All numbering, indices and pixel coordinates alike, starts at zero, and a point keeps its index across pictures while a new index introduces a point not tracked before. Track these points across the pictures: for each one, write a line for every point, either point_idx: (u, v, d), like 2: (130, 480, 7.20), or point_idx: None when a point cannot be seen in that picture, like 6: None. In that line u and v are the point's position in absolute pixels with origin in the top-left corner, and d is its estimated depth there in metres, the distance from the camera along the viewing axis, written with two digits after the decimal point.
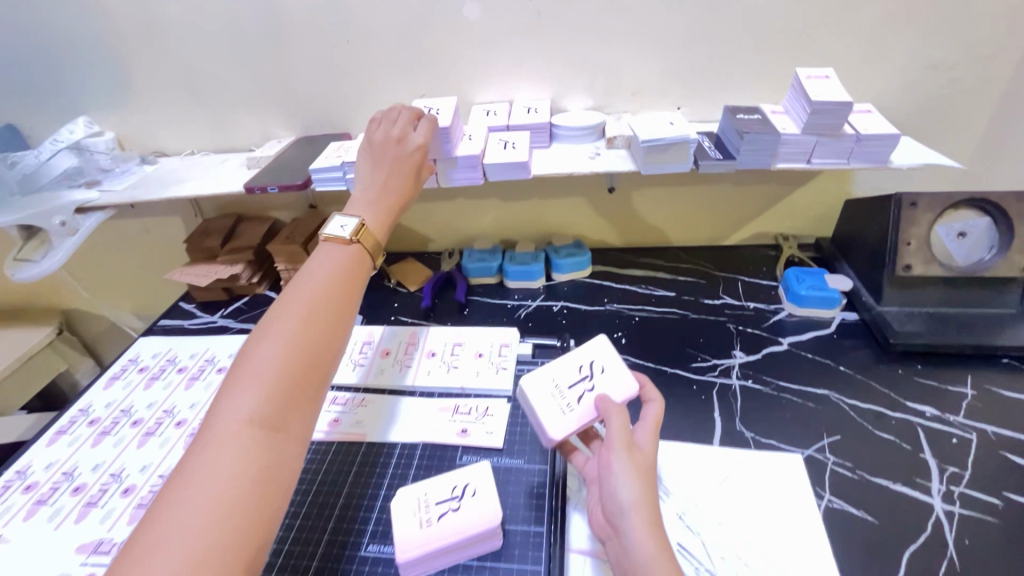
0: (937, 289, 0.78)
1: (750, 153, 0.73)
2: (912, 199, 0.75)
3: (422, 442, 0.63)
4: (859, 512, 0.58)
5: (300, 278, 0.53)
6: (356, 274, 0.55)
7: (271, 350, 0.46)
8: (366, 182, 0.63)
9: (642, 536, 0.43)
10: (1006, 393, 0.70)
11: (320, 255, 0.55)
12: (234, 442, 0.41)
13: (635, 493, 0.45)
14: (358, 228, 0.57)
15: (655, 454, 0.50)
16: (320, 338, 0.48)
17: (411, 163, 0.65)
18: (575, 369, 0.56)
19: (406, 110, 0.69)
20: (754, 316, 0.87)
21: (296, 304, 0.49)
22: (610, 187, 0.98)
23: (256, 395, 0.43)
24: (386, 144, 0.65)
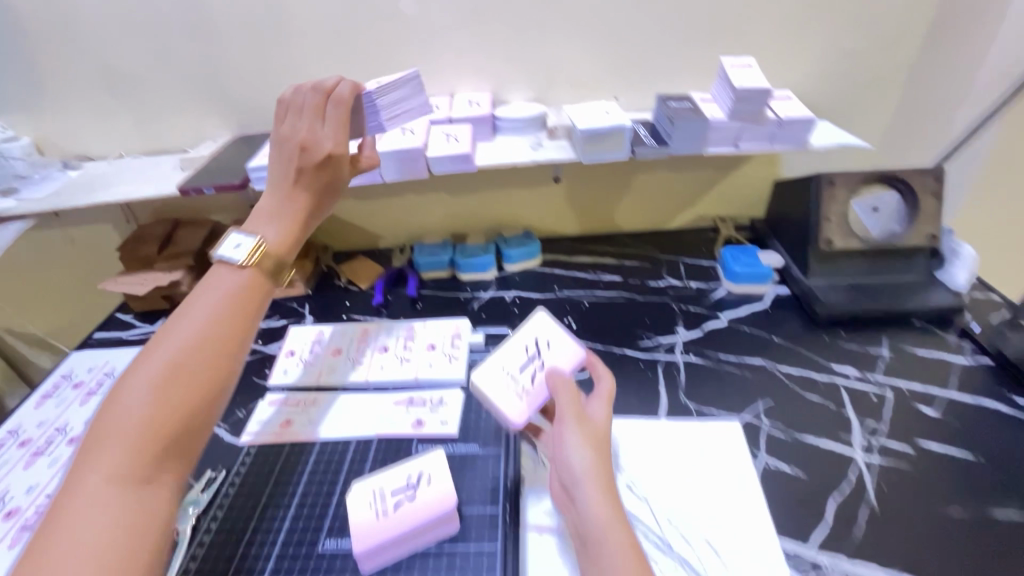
0: (857, 261, 0.84)
1: (682, 139, 0.77)
2: (830, 178, 0.82)
3: (378, 436, 0.64)
4: (793, 470, 0.62)
5: (179, 312, 0.51)
6: (251, 300, 0.53)
7: (138, 398, 0.45)
8: (271, 191, 0.60)
9: (597, 500, 0.45)
10: (917, 351, 0.77)
11: (205, 283, 0.54)
12: (99, 497, 0.41)
13: (589, 459, 0.48)
14: (250, 253, 0.54)
15: (609, 424, 0.52)
16: (199, 379, 0.48)
17: (320, 169, 0.59)
18: (522, 352, 0.58)
19: (314, 97, 0.61)
20: (696, 295, 0.91)
21: (170, 344, 0.49)
22: (556, 177, 1.01)
23: (124, 446, 0.43)
24: (292, 147, 0.59)
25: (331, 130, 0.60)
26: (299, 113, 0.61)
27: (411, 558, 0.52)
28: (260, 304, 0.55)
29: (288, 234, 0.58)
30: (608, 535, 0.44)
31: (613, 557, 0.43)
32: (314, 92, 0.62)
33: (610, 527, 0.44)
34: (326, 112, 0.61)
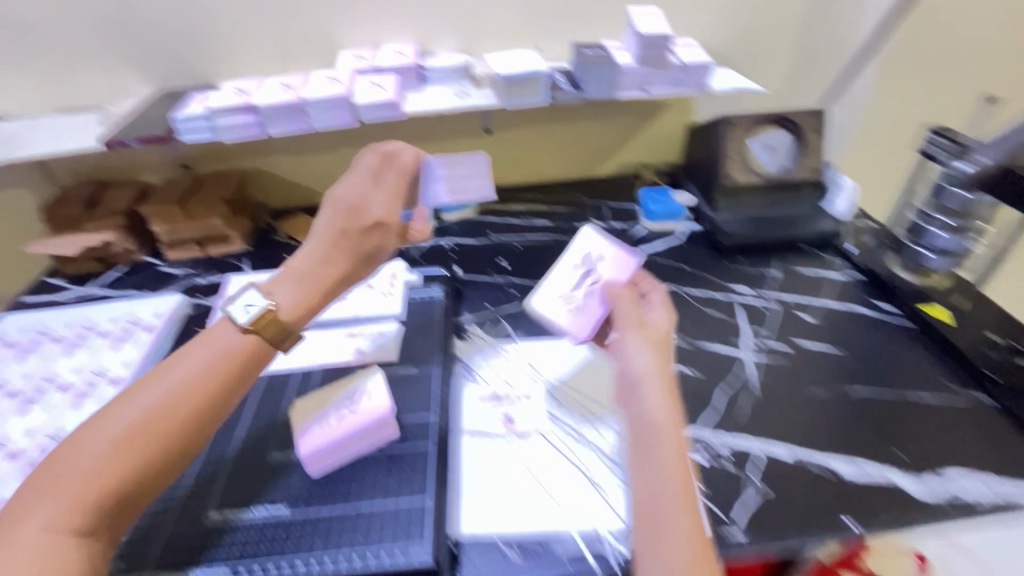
0: (755, 195, 0.94)
1: (596, 84, 0.84)
2: (731, 120, 0.91)
3: (320, 365, 0.68)
4: (692, 369, 0.72)
5: (175, 357, 0.50)
6: (240, 359, 0.50)
7: (94, 447, 0.44)
8: (308, 249, 0.56)
9: (656, 402, 0.51)
10: (801, 270, 0.88)
11: (209, 332, 0.52)
12: (28, 545, 0.40)
13: (651, 361, 0.53)
14: (259, 317, 0.51)
15: (666, 328, 0.58)
16: (158, 445, 0.45)
17: (358, 232, 0.57)
18: (574, 270, 0.67)
19: (374, 159, 0.62)
20: (617, 234, 0.99)
21: (146, 396, 0.46)
22: (487, 128, 1.05)
23: (65, 496, 0.42)
24: (342, 206, 0.58)
25: (387, 198, 0.60)
26: (360, 173, 0.61)
27: (354, 460, 0.57)
28: (255, 369, 0.51)
29: (304, 303, 0.53)
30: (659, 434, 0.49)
31: (664, 464, 0.47)
32: (372, 154, 0.63)
33: (669, 424, 0.49)
34: (382, 178, 0.62)
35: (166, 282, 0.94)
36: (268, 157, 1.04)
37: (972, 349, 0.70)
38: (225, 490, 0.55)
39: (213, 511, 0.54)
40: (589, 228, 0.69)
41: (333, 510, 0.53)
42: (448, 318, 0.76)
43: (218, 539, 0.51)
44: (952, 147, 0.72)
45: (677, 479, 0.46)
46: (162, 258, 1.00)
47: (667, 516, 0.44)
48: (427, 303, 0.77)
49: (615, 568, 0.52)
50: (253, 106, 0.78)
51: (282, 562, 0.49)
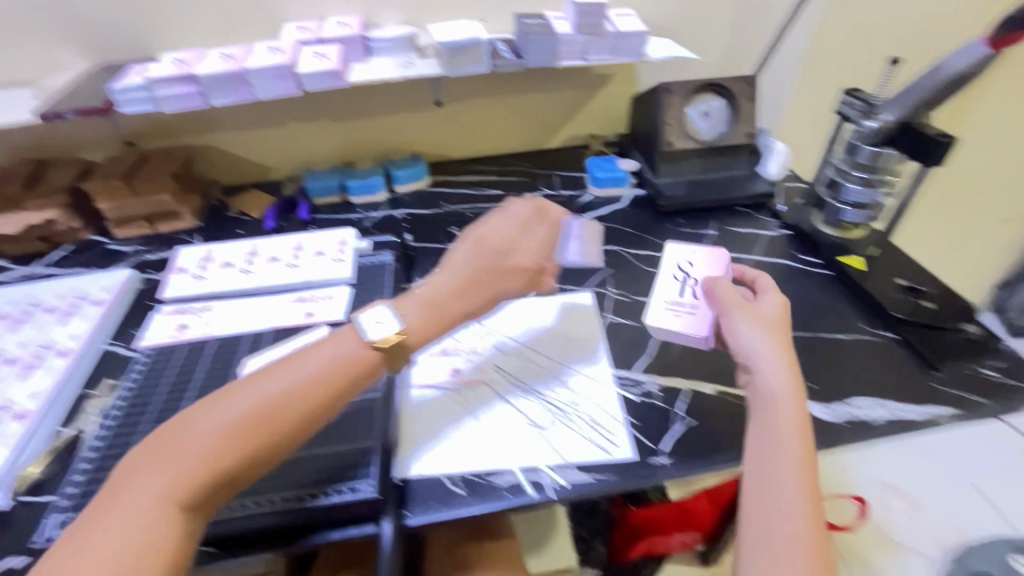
0: (692, 160, 0.99)
1: (536, 52, 0.86)
2: (668, 87, 0.95)
3: (270, 328, 0.70)
4: (629, 321, 0.76)
5: (306, 351, 0.53)
6: (360, 369, 0.53)
7: (209, 426, 0.47)
8: (442, 275, 0.60)
9: (776, 381, 0.56)
10: (735, 229, 0.93)
11: (336, 338, 0.55)
12: (143, 510, 0.43)
13: (775, 343, 0.59)
14: (385, 339, 0.54)
15: (778, 311, 0.62)
16: (264, 438, 0.48)
17: (501, 271, 0.62)
18: (673, 279, 0.72)
19: (530, 209, 0.68)
20: (566, 201, 1.03)
21: (262, 389, 0.49)
22: (437, 101, 1.07)
23: (174, 471, 0.45)
24: (490, 246, 0.63)
25: (532, 247, 0.65)
26: (511, 218, 0.66)
27: None
28: (362, 379, 0.53)
29: (427, 331, 0.57)
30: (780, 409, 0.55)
31: (776, 431, 0.54)
32: (531, 203, 0.69)
33: (789, 401, 0.55)
34: (532, 226, 0.67)
35: (114, 259, 0.94)
36: (215, 132, 1.03)
37: (880, 291, 0.76)
38: None
39: None
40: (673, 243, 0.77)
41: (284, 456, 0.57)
42: (398, 282, 0.78)
43: None
44: (861, 106, 0.76)
45: (795, 451, 0.52)
46: (110, 236, 0.99)
47: (776, 478, 0.51)
48: (377, 268, 0.80)
49: (550, 491, 0.57)
50: (193, 76, 0.78)
51: (239, 503, 0.54)
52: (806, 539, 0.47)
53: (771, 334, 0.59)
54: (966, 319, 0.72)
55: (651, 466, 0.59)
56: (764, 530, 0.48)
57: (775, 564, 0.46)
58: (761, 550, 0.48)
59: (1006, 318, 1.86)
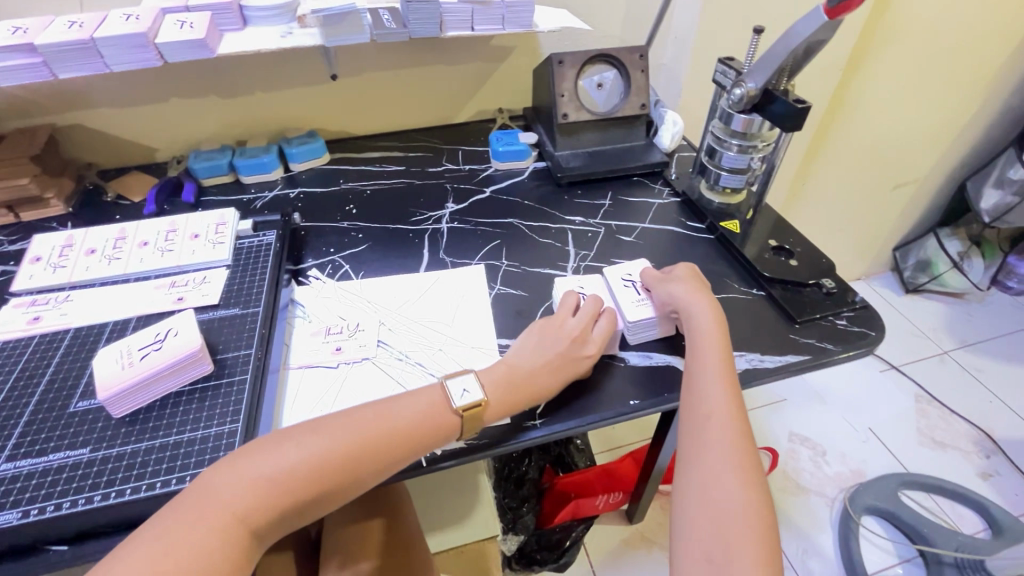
0: (590, 132, 1.00)
1: (419, 22, 0.84)
2: (559, 58, 0.95)
3: (136, 315, 0.66)
4: (517, 291, 0.77)
5: (393, 401, 0.56)
6: (438, 431, 0.56)
7: (293, 457, 0.50)
8: (523, 357, 0.63)
9: (706, 315, 0.66)
10: (629, 198, 0.96)
11: (424, 390, 0.58)
12: (221, 519, 0.46)
13: (706, 302, 0.68)
14: (471, 407, 0.57)
15: (692, 274, 0.72)
16: (340, 481, 0.51)
17: (573, 362, 0.64)
18: (624, 281, 0.75)
19: (592, 303, 0.69)
20: (468, 175, 1.02)
21: (347, 431, 0.53)
22: (331, 75, 1.03)
23: (254, 493, 0.48)
24: (566, 340, 0.65)
25: (597, 335, 0.67)
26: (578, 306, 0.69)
27: (164, 399, 0.58)
28: (438, 443, 0.56)
29: (505, 402, 0.59)
30: (708, 334, 0.65)
31: (708, 344, 0.64)
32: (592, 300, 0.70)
33: (712, 336, 0.65)
34: (597, 315, 0.69)
35: None
36: (83, 110, 0.95)
37: (752, 252, 0.81)
38: (18, 442, 0.54)
39: (3, 464, 0.52)
40: (599, 277, 0.78)
41: (137, 445, 0.54)
42: (281, 262, 0.76)
43: (9, 487, 0.50)
44: (734, 75, 0.80)
45: (716, 362, 0.63)
46: None
47: (702, 377, 0.62)
48: (259, 250, 0.77)
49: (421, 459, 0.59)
50: (34, 46, 0.71)
51: (79, 498, 0.50)
52: (725, 412, 0.59)
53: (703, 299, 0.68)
54: (824, 275, 0.77)
55: (525, 429, 0.62)
56: (697, 413, 0.60)
57: (707, 430, 0.59)
58: (694, 428, 0.60)
59: (901, 276, 2.03)
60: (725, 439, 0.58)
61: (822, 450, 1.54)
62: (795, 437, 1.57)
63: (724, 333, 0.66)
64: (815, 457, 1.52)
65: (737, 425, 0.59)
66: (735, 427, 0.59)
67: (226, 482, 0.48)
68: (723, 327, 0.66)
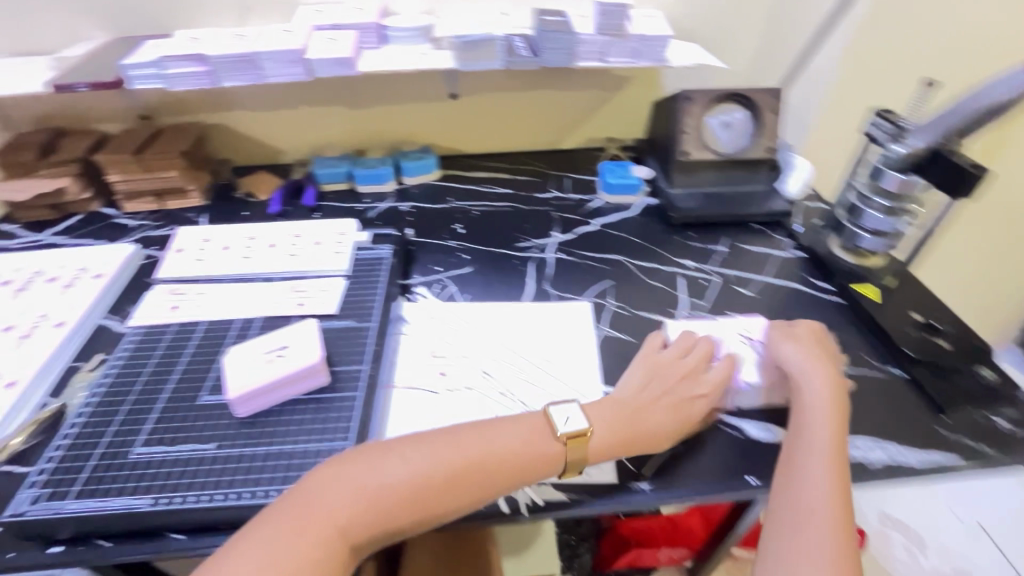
0: (710, 172, 0.96)
1: (552, 52, 0.83)
2: (688, 94, 0.92)
3: (261, 316, 0.70)
4: (624, 335, 0.74)
5: (495, 425, 0.55)
6: (545, 462, 0.53)
7: (393, 474, 0.49)
8: (630, 390, 0.61)
9: (816, 378, 0.61)
10: (747, 247, 0.90)
11: (526, 419, 0.56)
12: (320, 530, 0.46)
13: (818, 365, 0.62)
14: (575, 435, 0.54)
15: (812, 333, 0.66)
16: (439, 502, 0.49)
17: (683, 399, 0.60)
18: (741, 338, 0.70)
19: (703, 343, 0.66)
20: (575, 204, 1.00)
21: (448, 451, 0.51)
22: (452, 94, 1.05)
23: (352, 507, 0.47)
24: (676, 377, 0.61)
25: (711, 375, 0.62)
26: (690, 346, 0.65)
27: (282, 406, 0.59)
28: (540, 474, 0.53)
29: (613, 436, 0.56)
30: (816, 398, 0.59)
31: (814, 408, 0.58)
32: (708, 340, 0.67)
33: (821, 401, 0.59)
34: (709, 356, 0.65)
35: (119, 232, 0.95)
36: (229, 111, 1.03)
37: (892, 326, 0.72)
38: (154, 428, 0.57)
39: (140, 448, 0.56)
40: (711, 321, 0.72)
41: (255, 449, 0.56)
42: (393, 278, 0.77)
43: (144, 472, 0.54)
44: (891, 127, 0.73)
45: (824, 429, 0.57)
46: (118, 209, 1.00)
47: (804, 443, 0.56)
48: (374, 264, 0.79)
49: (522, 507, 0.56)
50: (205, 56, 0.78)
51: (202, 495, 0.52)
52: (827, 484, 0.53)
53: (817, 361, 0.62)
54: (980, 363, 0.68)
55: (632, 492, 0.58)
56: (793, 481, 0.54)
57: (804, 502, 0.52)
58: (786, 499, 0.53)
59: None
60: (823, 519, 0.51)
61: (920, 540, 1.37)
62: (888, 519, 1.41)
63: (838, 402, 0.59)
64: (911, 547, 1.35)
65: (838, 499, 0.52)
66: (836, 507, 0.51)
67: (327, 492, 0.48)
68: (840, 396, 0.60)
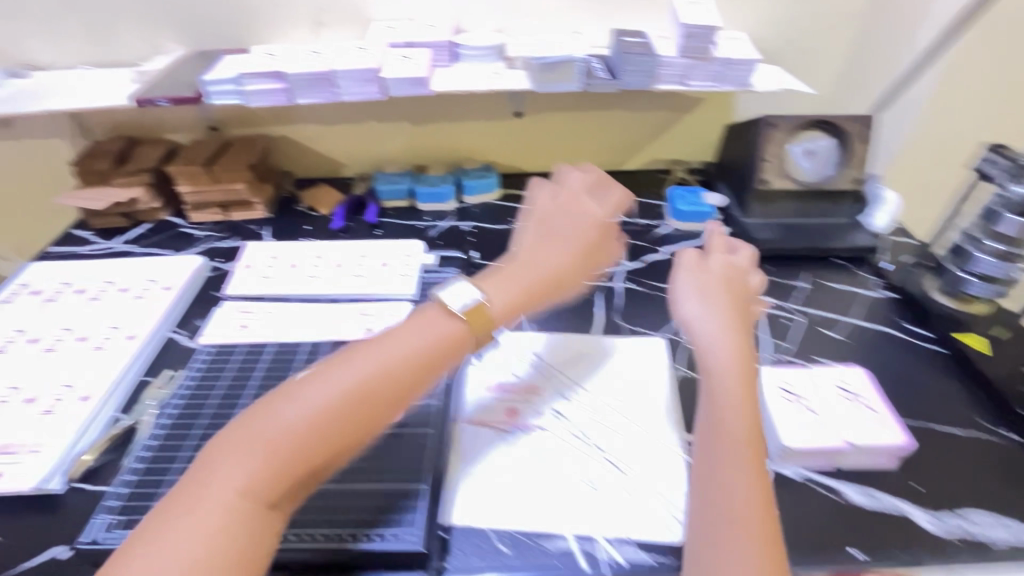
0: (790, 202, 0.90)
1: (632, 73, 0.80)
2: (771, 120, 0.87)
3: (329, 340, 0.68)
4: (703, 377, 0.69)
5: (388, 337, 0.48)
6: (446, 349, 0.49)
7: (290, 418, 0.42)
8: (525, 244, 0.62)
9: (720, 326, 0.57)
10: (831, 284, 0.84)
11: (416, 323, 0.50)
12: (224, 504, 0.39)
13: (716, 309, 0.59)
14: (474, 308, 0.51)
15: (721, 269, 0.64)
16: (348, 430, 0.43)
17: (577, 236, 0.63)
18: (844, 389, 0.63)
19: (579, 188, 0.69)
20: (641, 230, 0.96)
21: (344, 379, 0.44)
22: (516, 112, 1.03)
23: (253, 465, 0.40)
24: (559, 220, 0.64)
25: (593, 213, 0.66)
26: (574, 187, 0.70)
27: None
28: (443, 363, 0.49)
29: (512, 288, 0.55)
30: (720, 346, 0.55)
31: (715, 358, 0.55)
32: (593, 172, 0.72)
33: (724, 347, 0.55)
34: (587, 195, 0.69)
35: (186, 242, 0.96)
36: (295, 125, 1.03)
37: (1004, 383, 0.66)
38: None
39: None
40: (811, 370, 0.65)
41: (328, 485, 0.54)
42: None
43: None
44: (1010, 166, 0.69)
45: (732, 383, 0.53)
46: (184, 219, 1.01)
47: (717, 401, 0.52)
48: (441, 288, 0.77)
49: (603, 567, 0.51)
50: (283, 74, 0.78)
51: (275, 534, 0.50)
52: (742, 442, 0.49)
53: (721, 315, 0.58)
54: None
55: None
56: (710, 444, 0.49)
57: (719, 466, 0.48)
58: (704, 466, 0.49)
59: None
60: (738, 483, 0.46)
61: None
62: None
63: (748, 364, 0.55)
64: None
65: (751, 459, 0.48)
66: (751, 468, 0.47)
67: (223, 467, 0.40)
68: (745, 340, 0.57)
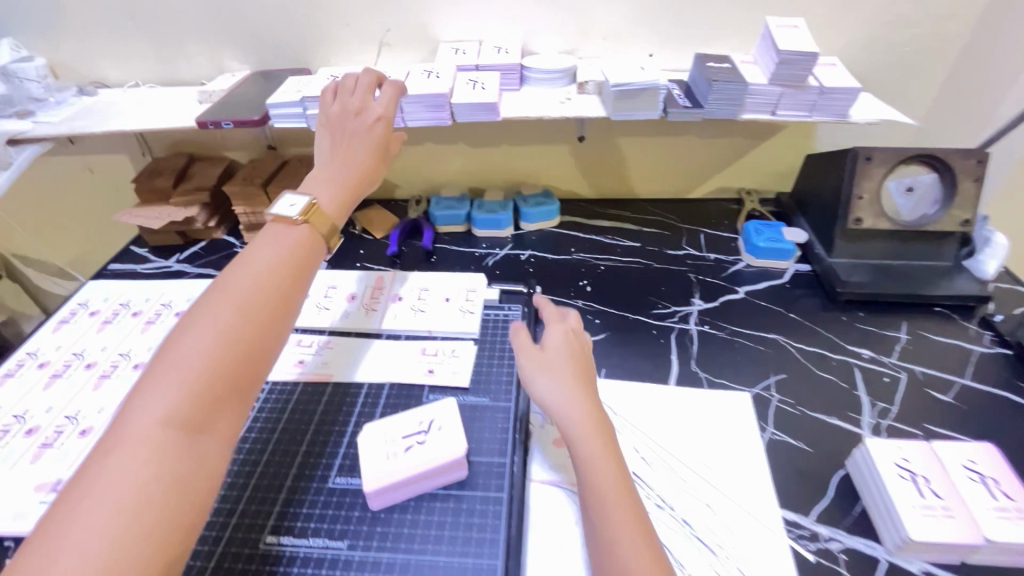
0: (884, 243, 0.82)
1: (718, 102, 0.74)
2: (868, 154, 0.78)
3: (389, 382, 0.64)
4: (797, 442, 0.62)
5: (244, 260, 0.47)
6: (307, 254, 0.50)
7: (195, 345, 0.40)
8: (322, 157, 0.59)
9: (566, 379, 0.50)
10: (934, 337, 0.76)
11: (266, 238, 0.50)
12: (144, 439, 0.36)
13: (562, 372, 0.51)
14: (306, 209, 0.52)
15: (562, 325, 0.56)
16: (255, 336, 0.43)
17: (374, 137, 0.61)
18: (968, 468, 0.55)
19: (365, 80, 0.64)
20: (714, 266, 0.90)
21: (231, 295, 0.44)
22: (580, 136, 0.98)
23: (172, 393, 0.38)
24: (348, 120, 0.60)
25: (379, 107, 0.62)
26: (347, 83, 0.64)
27: (417, 499, 0.53)
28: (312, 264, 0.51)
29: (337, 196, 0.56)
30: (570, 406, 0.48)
31: (569, 407, 0.48)
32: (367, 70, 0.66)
33: (571, 387, 0.49)
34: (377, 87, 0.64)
35: None
36: None
37: None
38: (281, 514, 0.52)
39: (269, 537, 0.50)
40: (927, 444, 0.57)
41: (393, 555, 0.49)
42: None
43: (274, 568, 0.48)
44: None
45: (588, 428, 0.47)
46: (239, 238, 0.99)
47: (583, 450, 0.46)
48: (506, 326, 0.72)
49: None
50: None
51: None
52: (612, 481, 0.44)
53: (565, 369, 0.51)
54: None
55: None
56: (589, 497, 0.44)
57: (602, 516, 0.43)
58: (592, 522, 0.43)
59: None
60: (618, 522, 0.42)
61: None
62: None
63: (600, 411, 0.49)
64: None
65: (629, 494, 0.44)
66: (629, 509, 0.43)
67: (133, 407, 0.37)
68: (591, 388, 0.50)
